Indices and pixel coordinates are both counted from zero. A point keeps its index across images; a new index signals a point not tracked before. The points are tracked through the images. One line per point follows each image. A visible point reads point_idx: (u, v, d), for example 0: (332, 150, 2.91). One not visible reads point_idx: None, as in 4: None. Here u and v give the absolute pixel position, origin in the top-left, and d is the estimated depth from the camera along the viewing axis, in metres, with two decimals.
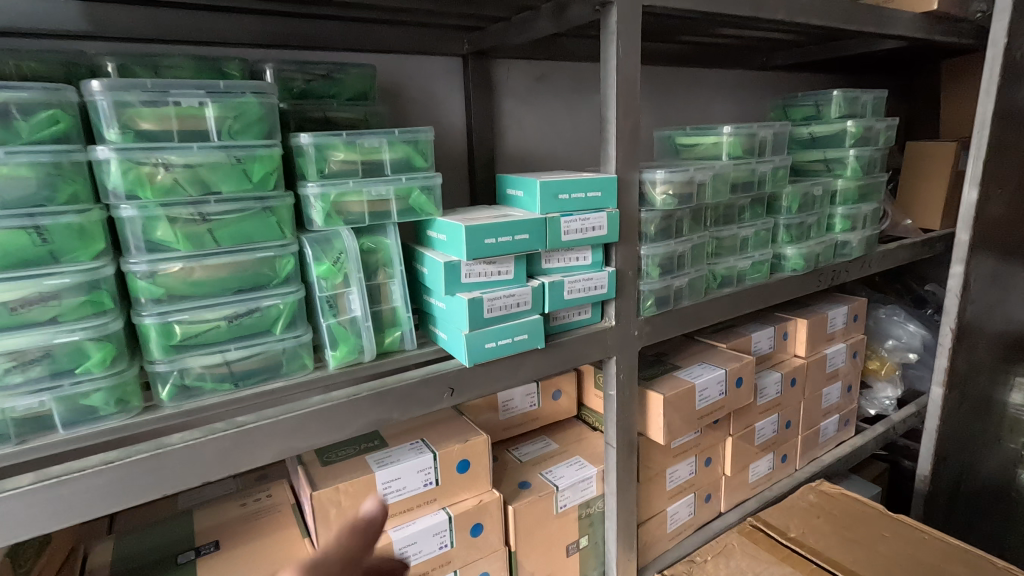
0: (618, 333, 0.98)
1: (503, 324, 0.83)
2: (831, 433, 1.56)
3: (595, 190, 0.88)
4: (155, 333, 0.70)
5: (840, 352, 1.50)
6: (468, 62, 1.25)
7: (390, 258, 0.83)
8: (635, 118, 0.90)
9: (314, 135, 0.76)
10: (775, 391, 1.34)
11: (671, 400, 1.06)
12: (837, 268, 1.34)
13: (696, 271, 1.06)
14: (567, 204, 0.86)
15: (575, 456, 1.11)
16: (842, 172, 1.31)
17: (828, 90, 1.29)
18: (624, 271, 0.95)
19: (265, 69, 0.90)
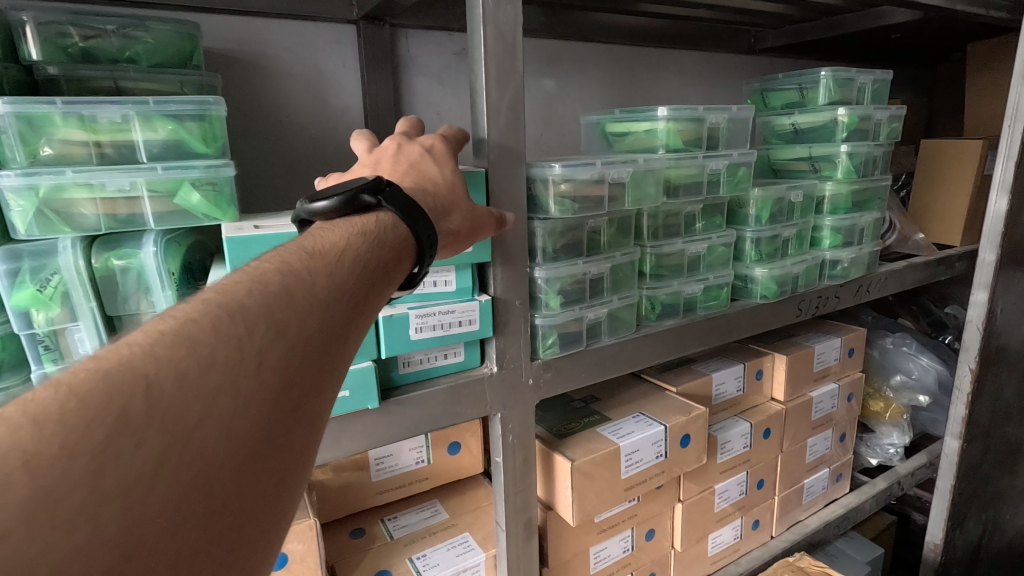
0: (502, 384, 0.73)
1: None
2: (819, 491, 1.29)
3: None
4: None
5: (830, 395, 1.22)
6: (360, 30, 1.01)
7: (148, 280, 0.58)
8: (518, 91, 0.65)
9: (10, 102, 0.52)
10: (742, 445, 1.08)
11: (584, 469, 0.81)
12: (824, 294, 1.06)
13: (621, 299, 0.81)
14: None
15: (463, 533, 0.86)
16: (831, 173, 1.03)
17: (813, 70, 1.02)
18: (506, 301, 0.70)
19: (22, 19, 0.68)
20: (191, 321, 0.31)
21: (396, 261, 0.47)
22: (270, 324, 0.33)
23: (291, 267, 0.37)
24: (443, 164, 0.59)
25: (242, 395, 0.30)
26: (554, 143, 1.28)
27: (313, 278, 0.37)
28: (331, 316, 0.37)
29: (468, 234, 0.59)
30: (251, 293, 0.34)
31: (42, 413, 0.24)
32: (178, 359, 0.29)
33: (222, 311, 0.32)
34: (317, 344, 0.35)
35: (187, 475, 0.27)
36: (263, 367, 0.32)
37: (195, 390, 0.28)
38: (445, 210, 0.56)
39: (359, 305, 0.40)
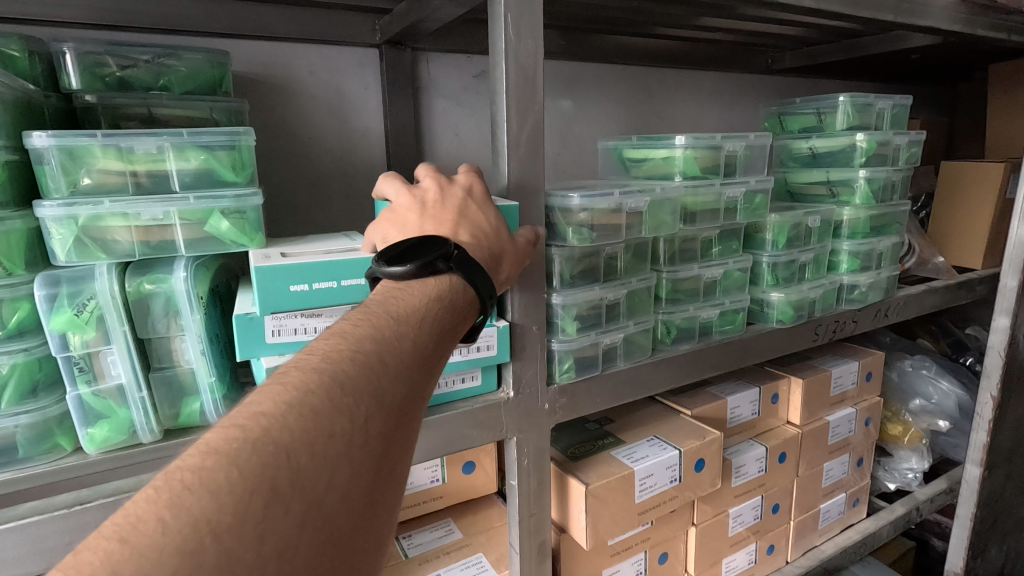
0: (518, 408, 0.73)
1: None
2: (835, 516, 1.27)
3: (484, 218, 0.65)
4: None
5: (847, 418, 1.21)
6: (382, 54, 1.03)
7: (178, 305, 0.60)
8: (538, 123, 0.67)
9: (53, 135, 0.54)
10: (757, 470, 1.07)
11: (598, 493, 0.81)
12: (841, 318, 1.05)
13: (637, 324, 0.81)
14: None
15: (477, 553, 0.87)
16: (849, 198, 1.03)
17: (832, 95, 1.02)
18: (523, 326, 0.71)
19: (63, 49, 0.70)
20: (311, 391, 0.34)
21: (462, 319, 0.50)
22: (372, 394, 0.37)
23: (383, 335, 0.41)
24: (487, 207, 0.61)
25: (356, 463, 0.34)
26: (570, 163, 1.29)
27: (403, 343, 0.41)
28: (416, 383, 0.41)
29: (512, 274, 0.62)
30: (354, 361, 0.37)
31: (214, 481, 0.28)
32: (309, 429, 0.33)
33: (335, 382, 0.36)
34: (405, 406, 0.39)
35: (320, 536, 0.31)
36: (370, 434, 0.36)
37: (324, 457, 0.32)
38: (500, 258, 0.59)
39: (433, 367, 0.44)
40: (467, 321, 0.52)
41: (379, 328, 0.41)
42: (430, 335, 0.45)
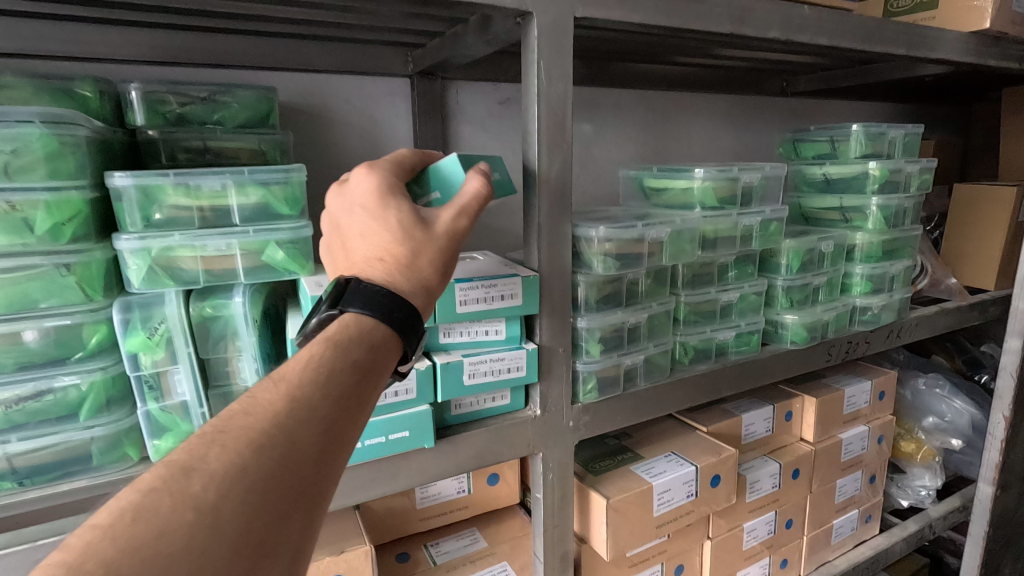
0: (544, 425, 0.78)
1: (374, 418, 0.66)
2: (848, 532, 1.29)
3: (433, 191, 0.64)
4: None
5: (860, 436, 1.23)
6: (414, 84, 1.09)
7: (235, 328, 0.66)
8: (566, 160, 0.71)
9: (132, 175, 0.60)
10: (771, 485, 1.10)
11: (618, 507, 0.85)
12: (853, 339, 1.09)
13: (657, 346, 0.86)
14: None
15: (502, 562, 0.91)
16: (862, 223, 1.07)
17: (846, 124, 1.05)
18: (550, 348, 0.75)
19: (130, 89, 0.77)
20: (152, 488, 0.33)
21: (376, 354, 0.47)
22: (225, 473, 0.35)
23: (254, 406, 0.39)
24: (387, 211, 0.54)
25: (203, 550, 0.32)
26: (590, 185, 1.34)
27: (278, 406, 0.39)
28: (294, 444, 0.38)
29: (448, 266, 0.56)
30: (204, 448, 0.36)
31: None
32: (140, 533, 0.31)
33: (178, 472, 0.34)
34: (280, 473, 0.37)
35: None
36: (222, 517, 0.33)
37: (156, 557, 0.30)
38: (413, 253, 0.53)
39: (329, 419, 0.41)
40: (389, 354, 0.49)
41: (252, 398, 0.40)
42: (322, 384, 0.42)
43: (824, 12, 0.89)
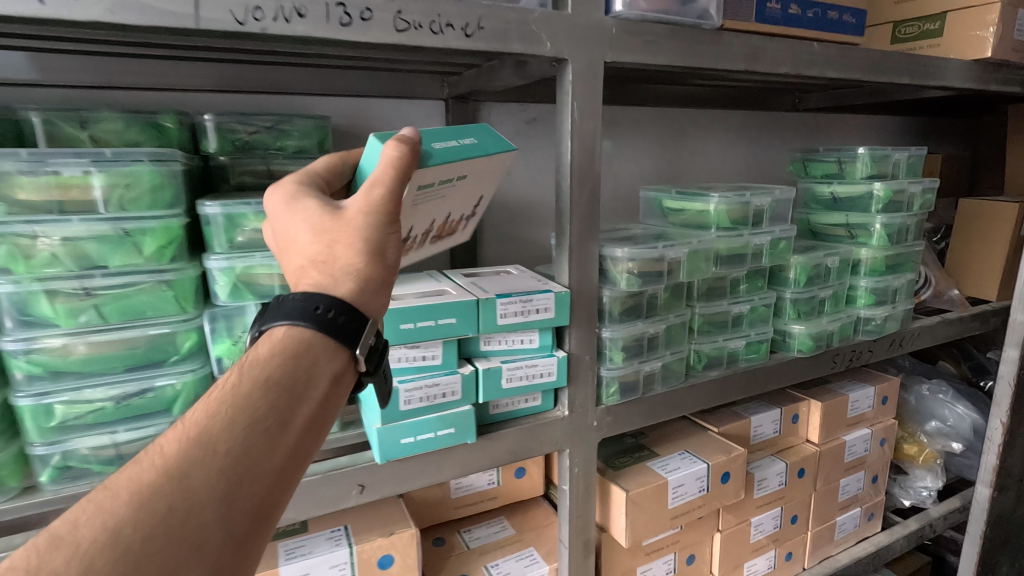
0: (571, 425, 0.86)
1: (425, 416, 0.74)
2: (851, 529, 1.36)
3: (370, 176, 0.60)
4: (31, 415, 0.65)
5: (863, 438, 1.31)
6: (449, 107, 1.17)
7: None
8: (595, 188, 0.80)
9: (221, 204, 0.70)
10: (777, 483, 1.18)
11: (636, 499, 0.94)
12: (857, 348, 1.16)
13: (673, 354, 0.94)
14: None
15: (529, 547, 1.00)
16: (866, 240, 1.14)
17: (853, 147, 1.12)
18: (578, 356, 0.84)
19: (205, 119, 0.86)
20: (21, 561, 0.32)
21: (299, 373, 0.46)
22: (101, 534, 0.34)
23: (149, 455, 0.39)
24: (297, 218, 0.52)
25: None
26: (610, 199, 1.42)
27: (172, 454, 0.39)
28: (185, 492, 0.38)
29: (380, 244, 0.52)
30: (83, 512, 0.35)
31: None
32: None
33: (54, 541, 0.34)
34: (168, 525, 0.36)
35: None
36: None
37: None
38: (331, 246, 0.51)
39: (233, 456, 0.40)
40: (323, 367, 0.48)
41: (148, 449, 0.40)
42: (222, 421, 0.41)
43: (832, 48, 0.96)
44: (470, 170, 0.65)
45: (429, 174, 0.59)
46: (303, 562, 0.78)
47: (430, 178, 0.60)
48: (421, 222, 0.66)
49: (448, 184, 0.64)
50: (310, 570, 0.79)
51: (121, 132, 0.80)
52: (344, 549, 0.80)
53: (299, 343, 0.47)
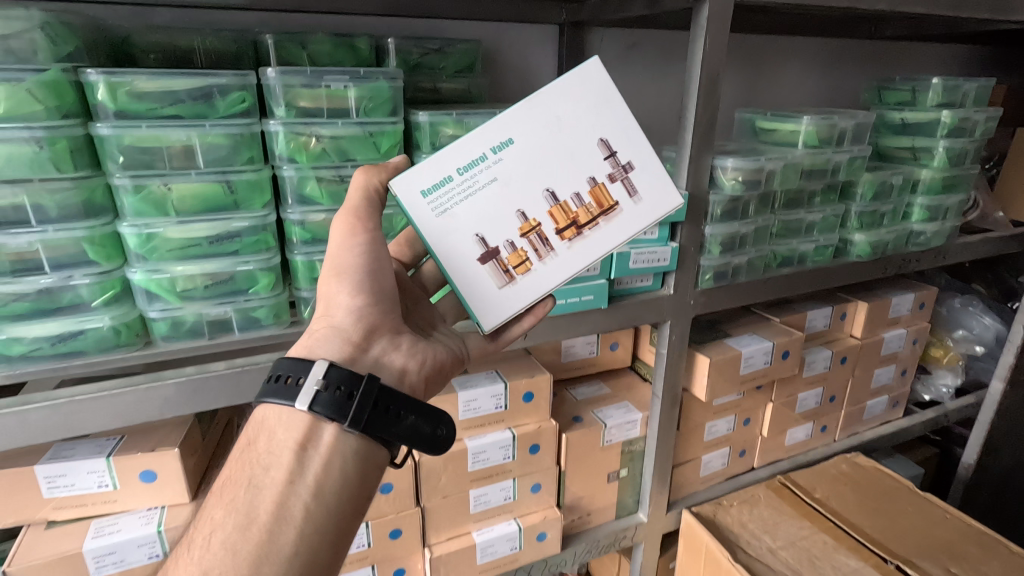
0: (674, 302, 1.09)
1: (574, 284, 0.98)
2: (878, 412, 1.62)
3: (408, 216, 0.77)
4: (302, 267, 0.89)
5: (899, 337, 1.53)
6: (564, 32, 1.32)
7: None
8: (714, 110, 0.97)
9: (430, 115, 0.90)
10: (823, 366, 1.42)
11: (717, 364, 1.18)
12: (907, 257, 1.35)
13: (757, 251, 1.15)
14: (429, 218, 0.73)
15: (624, 401, 1.27)
16: (929, 162, 1.30)
17: (928, 77, 1.26)
18: (687, 246, 1.05)
19: (387, 42, 1.04)
20: None
21: (261, 457, 0.63)
22: None
23: (176, 558, 0.60)
24: None
25: None
26: None
27: (185, 552, 0.59)
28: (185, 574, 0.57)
29: (338, 262, 0.73)
30: None
31: None
32: None
33: None
34: None
35: None
36: None
37: None
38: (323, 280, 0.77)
39: (216, 538, 0.59)
40: (283, 439, 0.64)
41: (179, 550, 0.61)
42: (211, 518, 0.61)
43: None
44: (514, 130, 0.73)
45: (457, 161, 0.73)
46: (473, 390, 1.04)
47: (465, 161, 0.73)
48: (537, 194, 0.74)
49: (501, 153, 0.74)
50: (478, 398, 1.05)
51: (329, 53, 0.99)
52: (501, 384, 1.06)
53: (263, 429, 0.66)
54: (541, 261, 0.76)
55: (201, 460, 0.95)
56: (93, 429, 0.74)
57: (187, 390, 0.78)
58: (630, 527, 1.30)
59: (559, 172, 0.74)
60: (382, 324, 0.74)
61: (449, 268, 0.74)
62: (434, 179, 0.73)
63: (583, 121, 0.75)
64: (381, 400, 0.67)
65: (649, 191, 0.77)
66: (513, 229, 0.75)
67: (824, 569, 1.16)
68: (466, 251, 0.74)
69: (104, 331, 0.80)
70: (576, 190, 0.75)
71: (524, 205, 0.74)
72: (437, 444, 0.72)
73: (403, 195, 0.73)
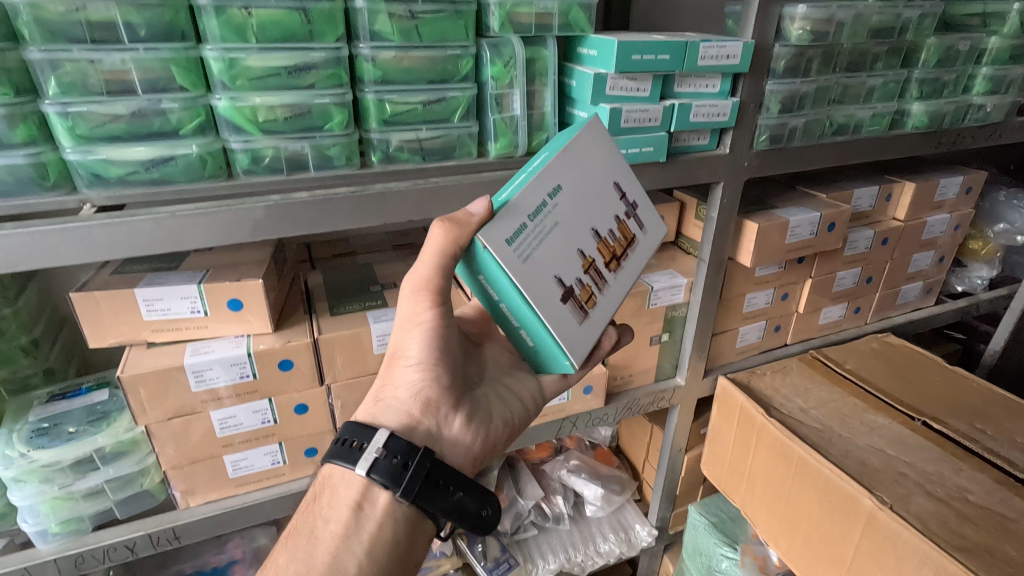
0: (730, 162, 1.10)
1: (635, 134, 0.99)
2: (911, 298, 1.65)
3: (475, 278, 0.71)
4: (373, 108, 0.91)
5: (941, 221, 1.53)
6: None
7: (546, 68, 0.99)
8: None
9: None
10: (864, 246, 1.44)
11: (765, 230, 1.21)
12: (962, 133, 1.33)
13: (815, 114, 1.14)
14: (519, 269, 0.66)
15: (669, 269, 1.31)
16: (999, 28, 1.24)
17: None
18: (747, 102, 1.05)
19: None
20: None
21: (323, 511, 0.70)
22: None
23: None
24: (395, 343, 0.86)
25: None
26: None
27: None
28: None
29: (402, 342, 0.77)
30: None
31: None
32: None
33: None
34: None
35: None
36: None
37: None
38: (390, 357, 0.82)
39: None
40: (345, 495, 0.70)
41: None
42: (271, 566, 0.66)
43: None
44: (560, 175, 0.73)
45: (526, 208, 0.70)
46: None
47: (532, 206, 0.70)
48: (588, 235, 0.75)
49: (557, 196, 0.73)
50: None
51: None
52: None
53: (327, 486, 0.72)
54: (600, 295, 0.77)
55: (278, 298, 1.02)
56: (195, 244, 0.80)
57: (275, 213, 0.82)
58: (667, 389, 1.37)
59: (597, 211, 0.77)
60: (441, 399, 0.77)
61: (541, 316, 0.68)
62: (511, 226, 0.68)
63: (603, 168, 0.80)
64: (432, 474, 0.71)
65: (650, 221, 0.88)
66: (580, 268, 0.74)
67: (853, 424, 1.23)
68: (551, 295, 0.70)
69: (191, 159, 0.83)
70: (610, 227, 0.79)
71: (583, 244, 0.74)
72: (483, 524, 0.74)
73: (489, 246, 0.66)
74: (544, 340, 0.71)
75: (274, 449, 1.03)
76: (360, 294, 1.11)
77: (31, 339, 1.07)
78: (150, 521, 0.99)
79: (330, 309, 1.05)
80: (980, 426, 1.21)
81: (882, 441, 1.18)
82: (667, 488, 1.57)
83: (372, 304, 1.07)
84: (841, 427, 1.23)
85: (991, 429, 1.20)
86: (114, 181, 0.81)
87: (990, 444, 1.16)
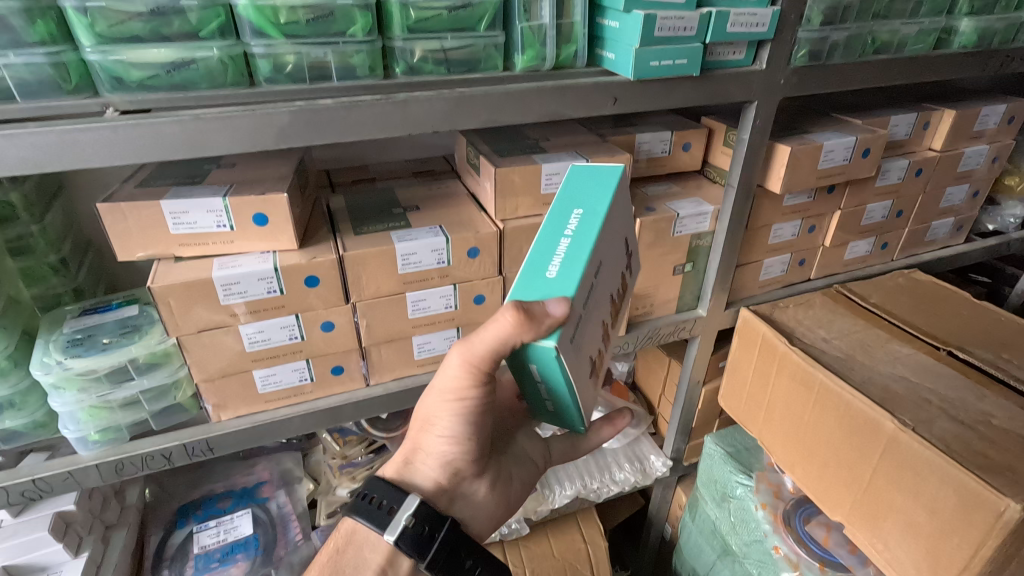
0: (766, 79, 1.06)
1: (669, 45, 0.94)
2: (940, 235, 1.61)
3: (523, 363, 0.67)
4: (397, 12, 0.87)
5: (979, 153, 1.48)
6: None
7: None
8: None
9: None
10: (898, 177, 1.39)
11: (797, 154, 1.17)
12: (1011, 54, 1.26)
13: (857, 28, 1.08)
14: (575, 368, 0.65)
15: (696, 198, 1.28)
16: None
17: None
18: (788, 13, 1.01)
19: None
20: None
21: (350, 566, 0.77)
22: None
23: None
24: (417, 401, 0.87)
25: None
26: None
27: None
28: None
29: (435, 415, 0.80)
30: None
31: None
32: None
33: None
34: None
35: None
36: None
37: None
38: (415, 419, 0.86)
39: None
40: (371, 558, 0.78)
41: None
42: None
43: None
44: (605, 248, 0.70)
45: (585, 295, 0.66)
46: (556, 164, 1.06)
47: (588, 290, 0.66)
48: (608, 300, 0.76)
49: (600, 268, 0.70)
50: (560, 172, 1.07)
51: None
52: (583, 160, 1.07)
53: (352, 542, 0.79)
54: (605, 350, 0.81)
55: (302, 215, 1.01)
56: (220, 151, 0.79)
57: (300, 119, 0.81)
58: (688, 320, 1.37)
59: (615, 272, 0.77)
60: (466, 469, 0.84)
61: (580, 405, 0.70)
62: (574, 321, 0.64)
63: (622, 219, 0.78)
64: (454, 547, 0.79)
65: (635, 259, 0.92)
66: (600, 334, 0.76)
67: (876, 353, 1.23)
68: (586, 376, 0.71)
69: (213, 63, 0.81)
70: (619, 281, 0.80)
71: (604, 313, 0.75)
72: None
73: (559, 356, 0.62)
74: (572, 415, 0.74)
75: (301, 366, 1.05)
76: (383, 216, 1.10)
77: (59, 258, 1.08)
78: (186, 431, 1.03)
79: (353, 229, 1.05)
80: (1006, 356, 1.20)
81: (906, 369, 1.18)
82: (683, 421, 1.59)
83: (396, 225, 1.06)
84: (864, 356, 1.22)
85: (1017, 359, 1.19)
86: (135, 86, 0.79)
87: (1016, 373, 1.15)
